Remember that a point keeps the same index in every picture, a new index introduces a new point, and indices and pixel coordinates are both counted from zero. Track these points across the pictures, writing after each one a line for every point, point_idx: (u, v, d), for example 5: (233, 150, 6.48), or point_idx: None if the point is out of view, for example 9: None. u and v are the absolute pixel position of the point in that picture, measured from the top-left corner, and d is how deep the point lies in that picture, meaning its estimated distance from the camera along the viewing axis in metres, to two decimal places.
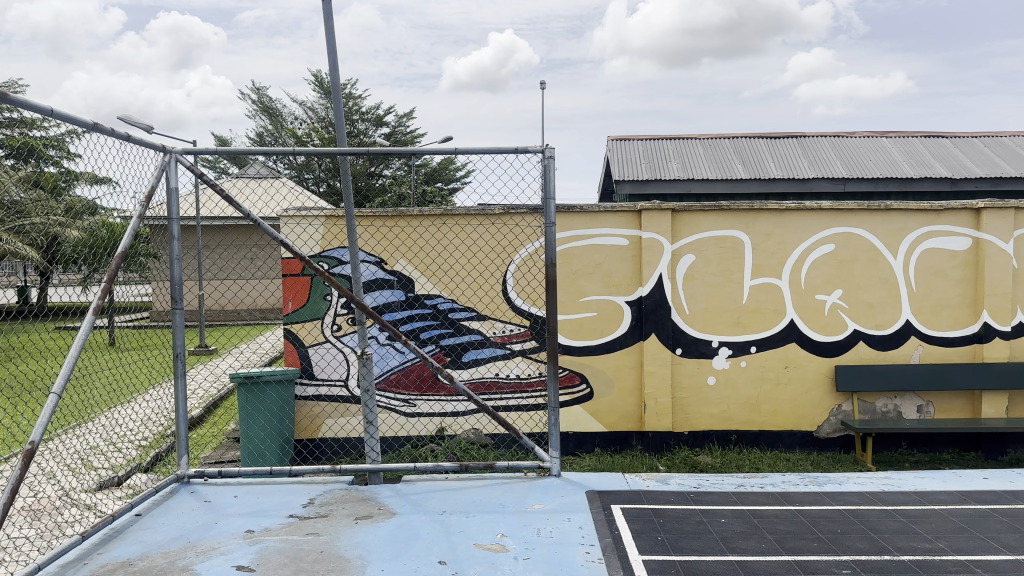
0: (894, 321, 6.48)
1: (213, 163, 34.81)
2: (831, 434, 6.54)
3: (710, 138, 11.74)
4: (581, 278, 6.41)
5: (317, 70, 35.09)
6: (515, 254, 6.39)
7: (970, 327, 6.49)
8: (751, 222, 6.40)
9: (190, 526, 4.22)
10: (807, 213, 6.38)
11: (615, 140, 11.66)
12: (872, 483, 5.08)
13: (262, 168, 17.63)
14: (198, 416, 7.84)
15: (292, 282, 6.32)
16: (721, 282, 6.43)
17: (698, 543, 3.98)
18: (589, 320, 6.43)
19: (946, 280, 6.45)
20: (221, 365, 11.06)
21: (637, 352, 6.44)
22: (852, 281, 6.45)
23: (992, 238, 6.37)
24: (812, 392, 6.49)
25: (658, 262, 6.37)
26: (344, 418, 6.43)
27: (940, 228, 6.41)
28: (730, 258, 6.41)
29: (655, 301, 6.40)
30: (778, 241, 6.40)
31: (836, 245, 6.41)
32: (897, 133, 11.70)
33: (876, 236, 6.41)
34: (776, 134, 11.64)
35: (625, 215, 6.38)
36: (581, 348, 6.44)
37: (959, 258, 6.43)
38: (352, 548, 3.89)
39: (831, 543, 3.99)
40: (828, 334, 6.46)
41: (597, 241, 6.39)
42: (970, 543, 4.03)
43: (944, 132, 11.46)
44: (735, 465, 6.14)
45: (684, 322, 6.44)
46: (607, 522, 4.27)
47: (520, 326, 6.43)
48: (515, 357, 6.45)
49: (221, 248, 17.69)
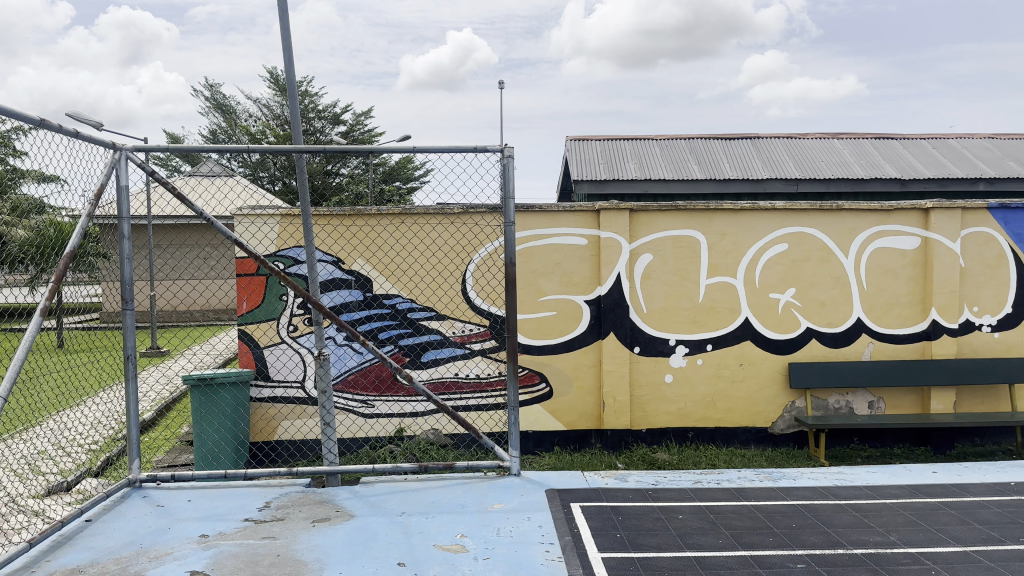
0: (846, 318, 6.63)
1: (165, 161, 34.06)
2: (785, 430, 6.66)
3: (667, 139, 11.86)
4: (540, 277, 6.42)
5: (273, 68, 34.56)
6: (474, 254, 6.37)
7: (918, 324, 6.67)
8: (706, 222, 6.48)
9: (143, 531, 4.12)
10: (760, 213, 6.49)
11: (573, 140, 11.72)
12: (825, 478, 5.19)
13: (216, 166, 17.29)
14: (149, 420, 7.65)
15: (247, 282, 6.21)
16: (677, 281, 6.50)
17: (655, 540, 4.02)
18: (549, 319, 6.44)
19: (896, 278, 6.62)
20: (174, 367, 10.82)
21: (596, 351, 6.48)
22: (804, 279, 6.57)
23: (940, 238, 6.55)
24: (766, 389, 6.61)
25: (616, 261, 6.42)
26: (301, 420, 6.34)
27: (890, 228, 6.57)
28: (686, 258, 6.49)
29: (614, 300, 6.45)
30: (733, 241, 6.50)
31: (788, 245, 6.53)
32: (849, 134, 11.97)
33: (828, 235, 6.55)
34: (730, 135, 11.83)
35: (583, 215, 6.41)
36: (541, 347, 6.45)
37: (908, 257, 6.60)
38: (309, 551, 3.84)
39: (786, 538, 4.06)
40: (781, 332, 6.58)
41: (556, 240, 6.41)
42: (921, 536, 4.13)
43: (893, 134, 11.76)
44: (691, 461, 6.21)
45: (642, 321, 6.49)
46: (566, 520, 4.29)
47: (479, 325, 6.41)
48: (475, 357, 6.43)
49: (174, 248, 17.31)
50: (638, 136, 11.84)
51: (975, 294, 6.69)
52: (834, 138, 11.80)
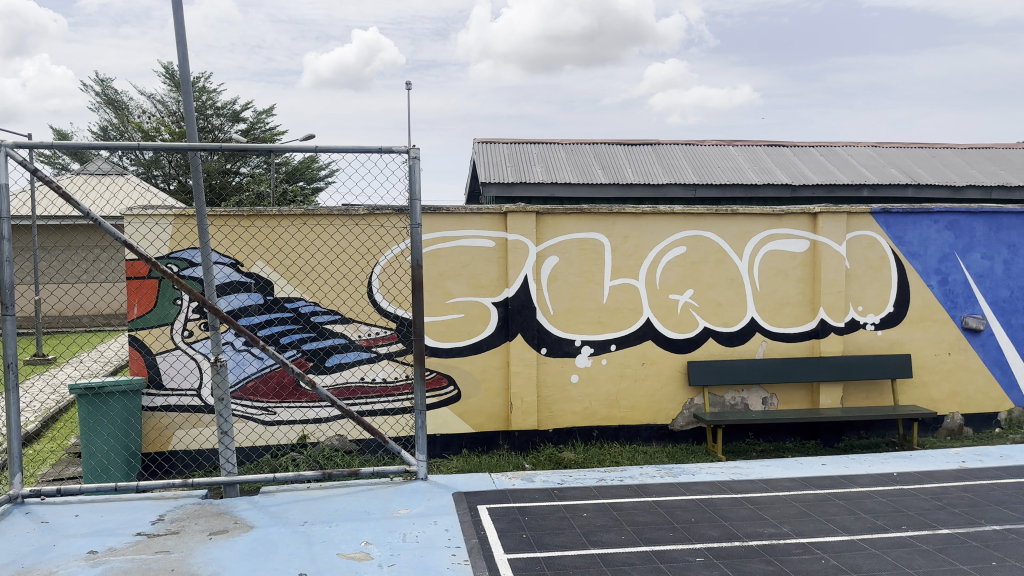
0: (741, 318, 6.90)
1: (48, 158, 32.08)
2: (685, 426, 6.87)
3: (572, 143, 12.05)
4: (447, 279, 6.39)
5: (167, 62, 33.10)
6: (379, 256, 6.28)
7: (808, 323, 7.01)
8: (610, 225, 6.62)
9: (23, 551, 3.85)
10: (661, 217, 6.69)
11: (480, 143, 11.74)
12: (722, 473, 5.38)
13: (106, 164, 16.40)
14: (32, 432, 7.17)
15: (138, 286, 5.92)
16: (583, 283, 6.61)
17: (561, 539, 4.07)
18: (456, 321, 6.42)
19: (787, 279, 6.95)
20: (58, 376, 10.19)
21: (503, 353, 6.51)
22: (702, 281, 6.80)
23: (827, 241, 6.92)
24: (667, 388, 6.80)
25: (523, 264, 6.46)
26: (197, 429, 6.07)
27: (781, 231, 6.90)
28: (591, 260, 6.61)
29: (521, 302, 6.49)
30: (636, 243, 6.67)
31: (687, 247, 6.75)
32: (743, 142, 12.49)
33: (725, 238, 6.81)
34: (633, 141, 12.14)
35: (490, 217, 6.43)
36: (449, 350, 6.42)
37: (798, 259, 6.94)
38: (206, 565, 3.69)
39: (686, 532, 4.19)
40: (681, 332, 6.79)
41: (463, 242, 6.39)
42: (810, 526, 4.34)
43: (784, 142, 12.34)
44: (597, 460, 6.32)
45: (548, 322, 6.56)
46: (472, 523, 4.28)
47: (385, 328, 6.33)
48: (381, 360, 6.34)
49: (59, 250, 16.31)
50: (544, 140, 11.98)
51: (859, 294, 7.09)
52: (730, 145, 12.28)
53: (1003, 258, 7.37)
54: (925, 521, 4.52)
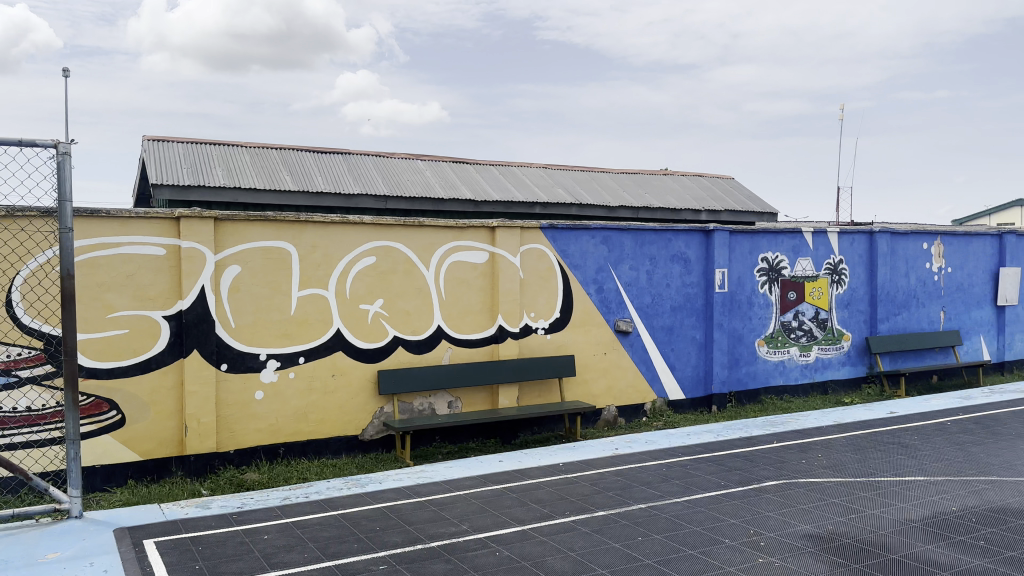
0: (428, 326, 7.12)
1: None
2: (374, 436, 6.89)
3: (257, 148, 11.51)
4: (108, 291, 5.71)
5: None
6: (20, 265, 5.39)
7: (488, 329, 7.47)
8: (297, 234, 6.44)
9: None
10: (349, 226, 6.67)
11: (152, 141, 10.70)
12: (407, 478, 5.51)
13: None
14: None
15: None
16: (268, 294, 6.33)
17: (237, 565, 3.83)
18: (119, 338, 5.75)
19: (469, 289, 7.34)
20: None
21: (177, 371, 5.98)
22: (391, 290, 6.91)
23: (504, 252, 7.46)
24: (356, 398, 6.77)
25: (200, 273, 6.01)
26: None
27: (464, 243, 7.28)
28: (277, 270, 6.35)
29: (198, 314, 6.02)
30: (324, 253, 6.56)
31: (376, 257, 6.81)
32: (431, 157, 12.95)
33: (412, 249, 7.00)
34: (323, 149, 11.95)
35: (160, 223, 5.88)
36: (110, 371, 5.73)
37: (479, 270, 7.37)
38: None
39: (370, 541, 4.20)
40: (371, 341, 6.81)
41: (127, 250, 5.76)
42: (488, 520, 4.62)
43: (467, 159, 13.05)
44: (282, 478, 6.07)
45: (230, 336, 6.17)
46: (137, 559, 3.85)
47: (28, 349, 5.44)
48: (22, 386, 5.44)
49: None
50: (227, 143, 11.28)
51: (532, 302, 7.73)
52: (418, 159, 12.66)
53: (645, 268, 8.58)
54: (584, 505, 5.06)
